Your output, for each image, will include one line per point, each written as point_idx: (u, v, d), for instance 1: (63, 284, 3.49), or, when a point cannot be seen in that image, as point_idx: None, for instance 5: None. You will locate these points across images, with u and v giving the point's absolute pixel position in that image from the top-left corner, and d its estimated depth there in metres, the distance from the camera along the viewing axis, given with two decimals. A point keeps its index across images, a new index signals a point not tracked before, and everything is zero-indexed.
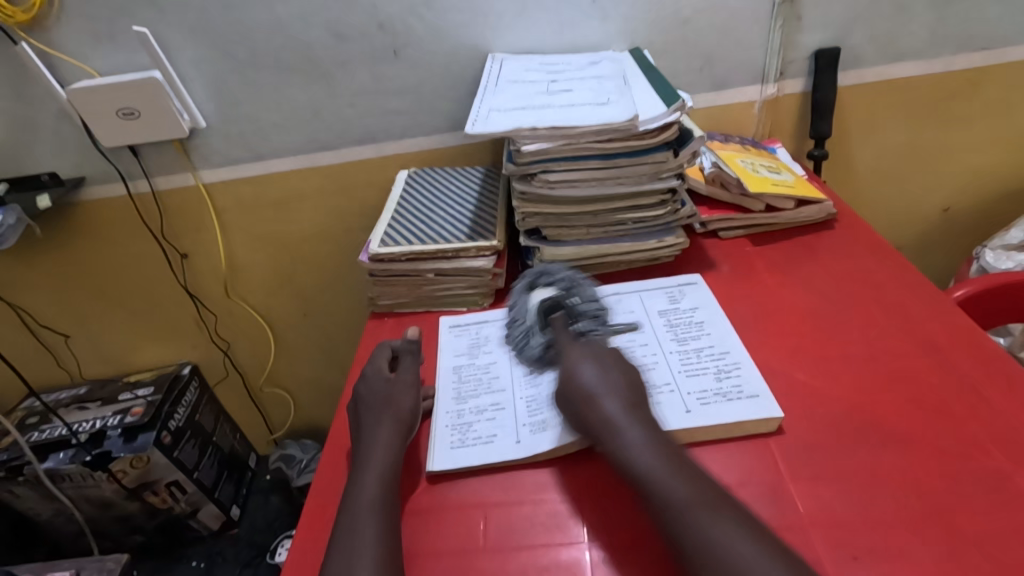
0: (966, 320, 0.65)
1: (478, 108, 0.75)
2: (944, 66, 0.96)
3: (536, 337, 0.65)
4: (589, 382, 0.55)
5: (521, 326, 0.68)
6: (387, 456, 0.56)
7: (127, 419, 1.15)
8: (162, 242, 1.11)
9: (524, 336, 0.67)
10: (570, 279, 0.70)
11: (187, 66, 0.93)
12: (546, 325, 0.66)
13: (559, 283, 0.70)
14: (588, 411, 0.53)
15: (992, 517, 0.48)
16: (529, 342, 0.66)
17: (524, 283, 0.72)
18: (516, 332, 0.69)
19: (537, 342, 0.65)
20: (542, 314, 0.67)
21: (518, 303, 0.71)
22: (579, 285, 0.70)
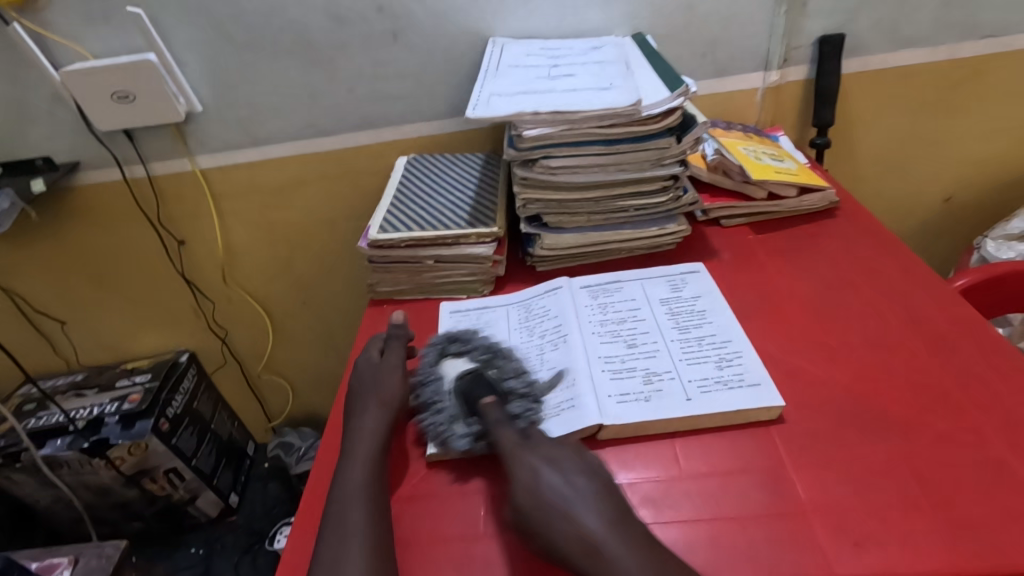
0: (968, 309, 0.65)
1: (479, 93, 0.74)
2: (948, 54, 0.95)
3: (470, 427, 0.56)
4: (557, 491, 0.47)
5: (440, 415, 0.58)
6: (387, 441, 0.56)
7: (125, 406, 1.14)
8: (159, 228, 1.10)
9: (444, 423, 0.57)
10: (487, 349, 0.63)
11: (183, 48, 0.91)
12: (472, 410, 0.56)
13: (478, 352, 0.63)
14: (548, 524, 0.46)
15: (993, 504, 0.48)
16: (450, 434, 0.56)
17: (434, 354, 0.64)
18: (428, 419, 0.58)
19: (460, 431, 0.56)
20: (462, 400, 0.58)
21: (429, 377, 0.62)
22: (495, 355, 0.63)
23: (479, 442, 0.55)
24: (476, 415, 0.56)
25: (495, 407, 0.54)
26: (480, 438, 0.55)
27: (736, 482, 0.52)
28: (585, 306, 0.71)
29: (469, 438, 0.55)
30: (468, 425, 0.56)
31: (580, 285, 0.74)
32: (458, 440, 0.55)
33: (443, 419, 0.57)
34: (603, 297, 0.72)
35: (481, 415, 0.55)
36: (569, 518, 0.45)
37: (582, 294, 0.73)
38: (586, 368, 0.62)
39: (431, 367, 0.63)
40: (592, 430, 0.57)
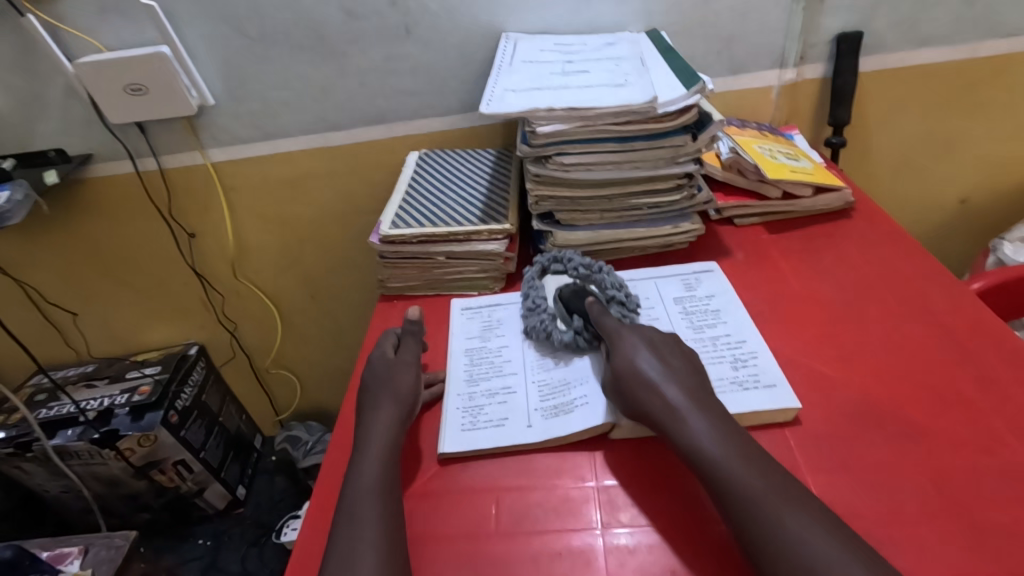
0: (987, 312, 0.64)
1: (493, 88, 0.73)
2: (968, 53, 0.94)
3: (573, 322, 0.64)
4: (676, 401, 0.52)
5: (542, 315, 0.67)
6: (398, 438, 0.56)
7: (135, 397, 1.15)
8: (170, 221, 1.10)
9: (548, 322, 0.66)
10: (586, 267, 0.70)
11: (196, 41, 0.91)
12: (573, 310, 0.65)
13: (579, 269, 0.70)
14: (679, 427, 0.50)
15: (1012, 511, 0.47)
16: (553, 331, 0.65)
17: (535, 270, 0.72)
18: (531, 320, 0.67)
19: (563, 329, 0.65)
20: (565, 302, 0.66)
21: (534, 289, 0.70)
22: (595, 274, 0.70)
23: (584, 335, 0.63)
24: (579, 312, 0.64)
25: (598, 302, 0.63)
26: (583, 331, 0.63)
27: None
28: None
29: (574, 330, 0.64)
30: (571, 324, 0.65)
31: None
32: (563, 334, 0.64)
33: (545, 316, 0.66)
34: None
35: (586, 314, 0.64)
36: (684, 420, 0.51)
37: None
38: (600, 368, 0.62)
39: (535, 276, 0.72)
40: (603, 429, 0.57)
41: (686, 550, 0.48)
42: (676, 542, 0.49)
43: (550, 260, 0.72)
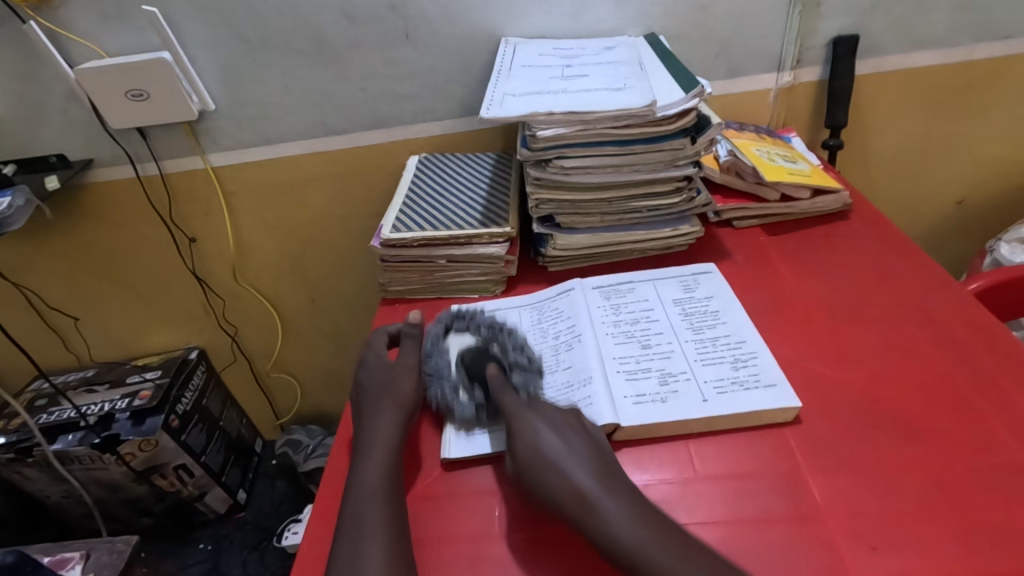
0: (984, 313, 0.64)
1: (492, 93, 0.74)
2: (963, 56, 0.95)
3: (472, 395, 0.60)
4: (551, 452, 0.51)
5: (446, 382, 0.62)
6: (398, 439, 0.56)
7: (136, 402, 1.15)
8: (170, 225, 1.11)
9: (450, 392, 0.61)
10: (489, 327, 0.66)
11: (196, 47, 0.92)
12: (475, 380, 0.61)
13: (481, 330, 0.66)
14: (573, 496, 0.48)
15: (1010, 509, 0.48)
16: (455, 401, 0.60)
17: (438, 328, 0.68)
18: (432, 387, 0.62)
19: (462, 400, 0.60)
20: (467, 366, 0.62)
21: (436, 351, 0.65)
22: (499, 333, 0.65)
23: (482, 411, 0.59)
24: (479, 384, 0.60)
25: (497, 379, 0.58)
26: (484, 404, 0.59)
27: (751, 485, 0.52)
28: (597, 307, 0.71)
29: (474, 400, 0.59)
30: (471, 395, 0.60)
31: (593, 285, 0.74)
32: (463, 406, 0.59)
33: (447, 383, 0.61)
34: (615, 298, 0.72)
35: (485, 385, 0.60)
36: (597, 509, 0.47)
37: (594, 295, 0.73)
38: (601, 369, 0.62)
39: (437, 339, 0.66)
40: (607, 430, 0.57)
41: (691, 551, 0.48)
42: None
43: (452, 320, 0.69)
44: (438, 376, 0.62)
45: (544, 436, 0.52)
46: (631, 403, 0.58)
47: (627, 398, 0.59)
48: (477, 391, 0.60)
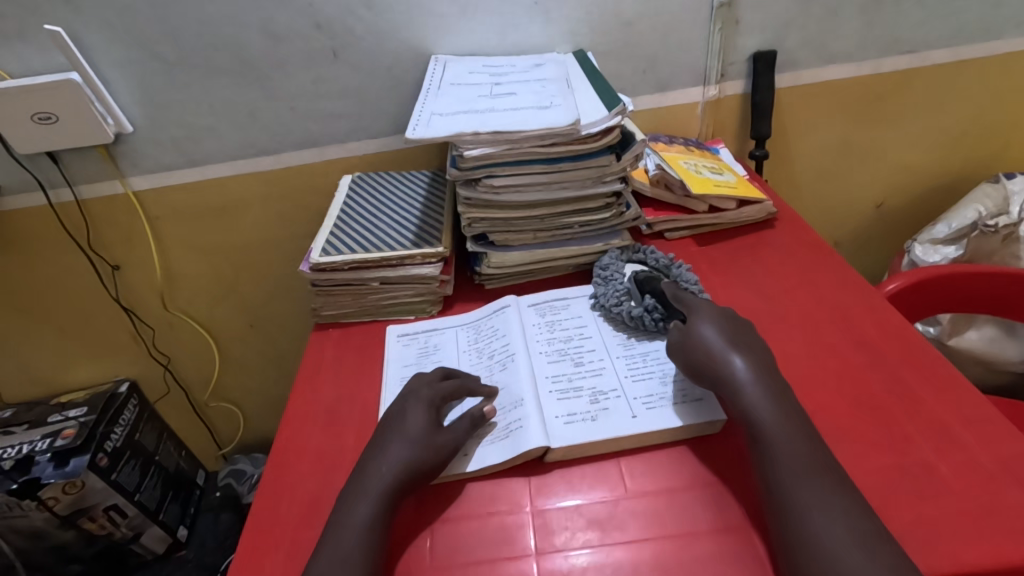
0: (895, 316, 0.68)
1: (419, 112, 0.73)
2: (873, 69, 1.00)
3: (644, 301, 0.66)
4: None
5: (618, 291, 0.70)
6: (397, 476, 0.52)
7: (57, 442, 1.08)
8: (90, 253, 1.05)
9: (620, 297, 0.69)
10: (667, 259, 0.74)
11: (109, 67, 0.88)
12: (646, 291, 0.68)
13: (659, 261, 0.74)
14: None
15: (919, 508, 0.50)
16: (625, 306, 0.67)
17: (620, 254, 0.77)
18: (603, 291, 0.71)
19: (634, 305, 0.67)
20: (638, 281, 0.69)
21: (613, 266, 0.74)
22: (674, 267, 0.73)
23: (653, 314, 0.65)
24: (653, 292, 0.67)
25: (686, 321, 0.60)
26: (654, 309, 0.65)
27: (679, 498, 0.52)
28: (532, 325, 0.70)
29: (647, 310, 0.65)
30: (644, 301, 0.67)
31: (527, 303, 0.74)
32: (634, 307, 0.66)
33: (618, 290, 0.70)
34: (549, 316, 0.72)
35: (658, 294, 0.66)
36: None
37: (529, 313, 0.73)
38: (533, 390, 0.61)
39: (617, 261, 0.75)
40: (538, 453, 0.56)
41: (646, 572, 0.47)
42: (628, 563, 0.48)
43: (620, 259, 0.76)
44: (610, 288, 0.70)
45: (707, 316, 0.59)
46: (562, 423, 0.58)
47: (558, 418, 0.58)
48: (649, 296, 0.67)
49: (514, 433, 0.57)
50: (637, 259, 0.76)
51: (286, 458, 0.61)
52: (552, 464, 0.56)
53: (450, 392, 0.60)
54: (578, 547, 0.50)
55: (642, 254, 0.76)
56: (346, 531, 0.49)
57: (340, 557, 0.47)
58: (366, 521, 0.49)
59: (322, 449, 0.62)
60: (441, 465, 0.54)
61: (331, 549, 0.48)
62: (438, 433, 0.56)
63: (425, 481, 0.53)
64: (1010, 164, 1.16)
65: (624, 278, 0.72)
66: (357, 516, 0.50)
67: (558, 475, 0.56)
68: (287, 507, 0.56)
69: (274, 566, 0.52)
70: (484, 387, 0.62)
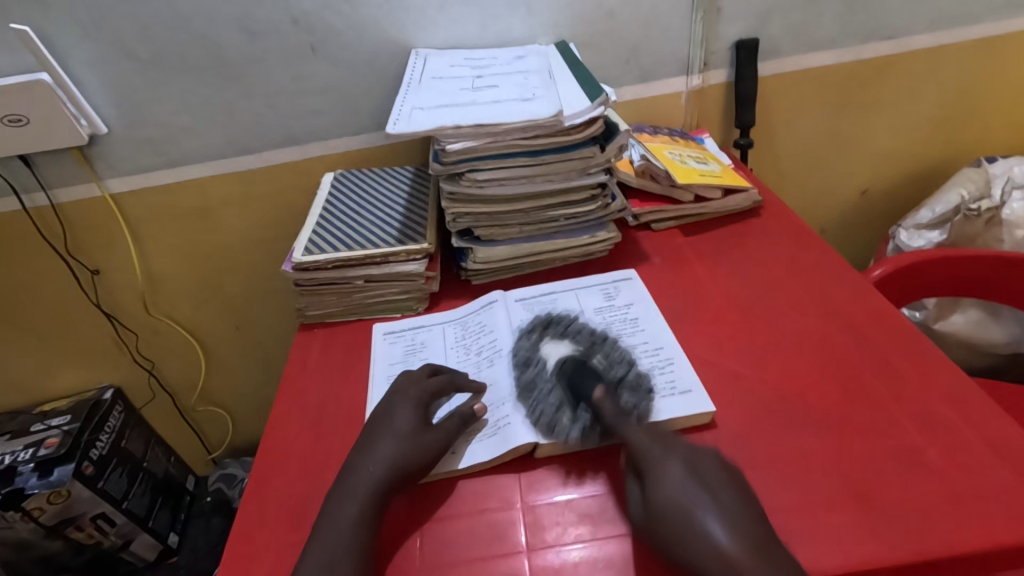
0: (881, 301, 0.68)
1: (400, 107, 0.72)
2: (855, 55, 1.00)
3: (579, 415, 0.55)
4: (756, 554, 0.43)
5: (546, 399, 0.57)
6: (386, 476, 0.51)
7: (41, 451, 1.06)
8: (68, 258, 1.03)
9: (551, 409, 0.56)
10: (589, 334, 0.64)
11: (81, 67, 0.86)
12: (577, 397, 0.56)
13: (581, 337, 0.64)
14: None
15: (909, 491, 0.50)
16: (557, 422, 0.55)
17: (532, 340, 0.64)
18: (527, 402, 0.58)
19: (568, 419, 0.55)
20: (566, 388, 0.57)
21: (532, 362, 0.61)
22: (599, 344, 0.63)
23: (594, 432, 0.54)
24: (586, 402, 0.56)
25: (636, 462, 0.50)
26: (594, 426, 0.54)
27: None
28: (520, 320, 0.70)
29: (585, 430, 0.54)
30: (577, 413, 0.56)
31: (514, 298, 0.73)
32: (569, 428, 0.54)
33: (548, 398, 0.57)
34: (538, 310, 0.71)
35: (592, 406, 0.55)
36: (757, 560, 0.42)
37: (517, 307, 0.72)
38: (522, 385, 0.61)
39: (530, 348, 0.63)
40: (527, 449, 0.55)
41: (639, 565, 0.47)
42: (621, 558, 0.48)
43: (528, 350, 0.63)
44: (537, 397, 0.58)
45: (663, 460, 0.49)
46: None
47: None
48: (583, 410, 0.55)
49: (503, 429, 0.57)
50: (555, 336, 0.65)
51: (272, 461, 0.60)
52: (542, 459, 0.56)
53: (438, 389, 0.59)
54: (569, 543, 0.49)
55: (559, 329, 0.65)
56: (333, 534, 0.48)
57: (328, 560, 0.46)
58: (354, 522, 0.48)
59: (308, 452, 0.61)
60: (429, 465, 0.53)
61: (318, 553, 0.47)
62: (425, 432, 0.55)
63: (413, 480, 0.53)
64: (992, 148, 1.17)
65: (547, 373, 0.60)
66: (345, 517, 0.49)
67: (548, 471, 0.55)
68: (274, 511, 0.56)
69: (262, 571, 0.51)
70: (472, 384, 0.61)
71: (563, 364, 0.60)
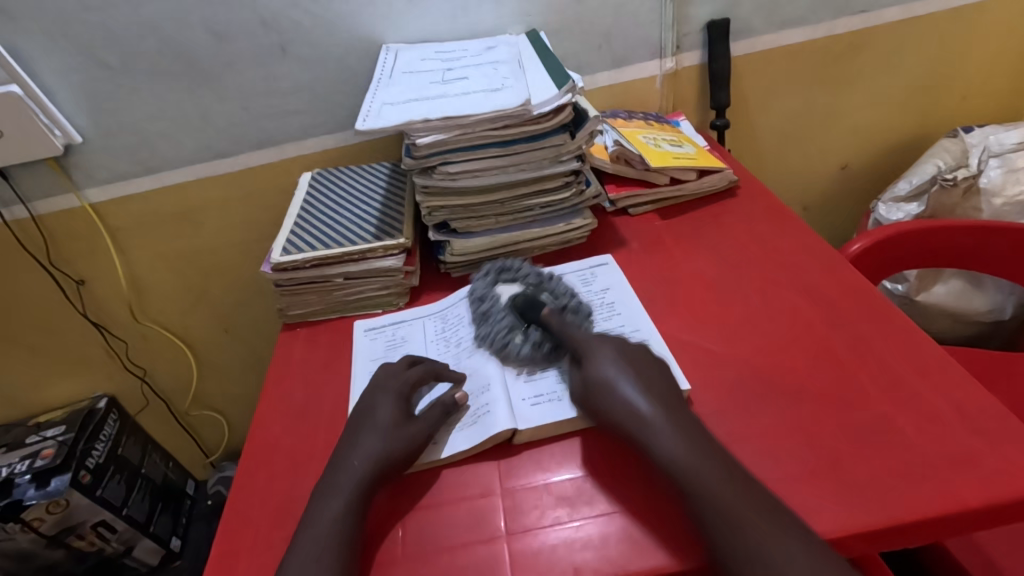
0: (855, 276, 0.68)
1: (370, 103, 0.72)
2: (827, 31, 1.01)
3: (529, 334, 0.62)
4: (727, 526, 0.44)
5: (500, 326, 0.64)
6: (370, 468, 0.52)
7: (37, 462, 1.07)
8: (53, 270, 1.03)
9: (506, 334, 0.63)
10: (538, 275, 0.70)
11: (51, 77, 0.85)
12: (536, 320, 0.63)
13: (530, 278, 0.70)
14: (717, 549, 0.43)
15: (879, 460, 0.51)
16: (511, 342, 0.62)
17: (497, 273, 0.71)
18: (487, 328, 0.65)
19: (521, 340, 0.62)
20: (518, 313, 0.64)
21: (509, 289, 0.69)
22: (547, 282, 0.69)
23: (541, 348, 0.61)
24: (535, 324, 0.62)
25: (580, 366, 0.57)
26: (540, 342, 0.61)
27: (646, 471, 0.52)
28: None
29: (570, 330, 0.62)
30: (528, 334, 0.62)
31: None
32: (520, 345, 0.62)
33: (502, 325, 0.64)
34: None
35: (543, 325, 0.62)
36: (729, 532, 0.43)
37: None
38: (499, 373, 0.62)
39: (504, 283, 0.70)
40: (505, 436, 0.56)
41: (618, 545, 0.48)
42: (600, 538, 0.48)
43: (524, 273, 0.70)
44: (492, 326, 0.64)
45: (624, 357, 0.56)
46: (529, 405, 0.58)
47: (525, 400, 0.58)
48: (532, 330, 0.62)
49: (482, 418, 0.58)
50: (508, 278, 0.70)
51: (258, 460, 0.61)
52: (522, 446, 0.57)
53: (419, 379, 0.60)
54: (549, 525, 0.50)
55: (511, 271, 0.71)
56: (322, 527, 0.49)
57: (310, 554, 0.47)
58: (335, 515, 0.49)
59: (293, 449, 0.61)
60: (412, 456, 0.54)
61: (303, 546, 0.48)
62: (408, 423, 0.56)
63: (398, 471, 0.54)
64: (970, 117, 1.17)
65: (499, 307, 0.66)
66: (328, 510, 0.50)
67: (527, 457, 0.56)
68: (260, 508, 0.56)
69: (248, 567, 0.52)
70: (452, 373, 0.62)
71: (512, 296, 0.67)
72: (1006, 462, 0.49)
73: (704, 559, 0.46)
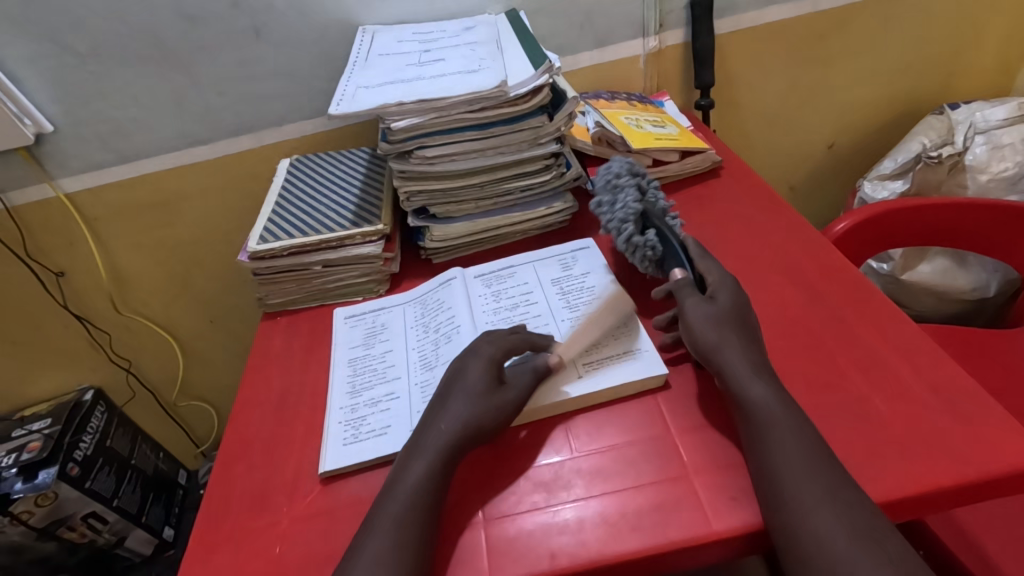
0: (836, 256, 0.68)
1: (345, 86, 0.70)
2: (812, 7, 0.99)
3: (647, 234, 0.64)
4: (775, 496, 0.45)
5: (623, 215, 0.66)
6: (457, 436, 0.52)
7: (23, 456, 1.06)
8: (30, 262, 1.01)
9: (626, 224, 0.65)
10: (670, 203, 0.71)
11: (19, 65, 0.83)
12: (650, 226, 0.66)
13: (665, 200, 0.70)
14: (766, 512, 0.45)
15: (854, 441, 0.51)
16: (627, 230, 0.65)
17: (629, 167, 0.71)
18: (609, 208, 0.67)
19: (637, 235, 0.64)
20: (643, 216, 0.66)
21: (623, 182, 0.69)
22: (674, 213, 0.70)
23: (650, 252, 0.64)
24: (659, 232, 0.64)
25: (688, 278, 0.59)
26: (654, 248, 0.64)
27: (622, 454, 0.53)
28: (478, 296, 0.70)
29: (650, 243, 0.64)
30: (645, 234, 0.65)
31: (473, 274, 0.73)
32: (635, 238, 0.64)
33: (627, 212, 0.66)
34: (496, 285, 0.71)
35: (664, 234, 0.64)
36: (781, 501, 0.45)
37: (475, 284, 0.72)
38: None
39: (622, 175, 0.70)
40: None
41: (596, 532, 0.48)
42: (576, 524, 0.48)
43: (629, 173, 0.71)
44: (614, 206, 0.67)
45: (720, 284, 0.59)
46: None
47: None
48: (651, 234, 0.64)
49: None
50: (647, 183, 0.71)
51: (236, 451, 0.60)
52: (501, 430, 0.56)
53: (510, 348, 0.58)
54: (526, 511, 0.50)
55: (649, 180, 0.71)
56: (395, 501, 0.49)
57: None
58: None
59: (271, 439, 0.61)
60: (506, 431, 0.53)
61: (381, 519, 0.48)
62: (497, 391, 0.55)
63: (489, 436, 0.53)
64: (958, 94, 1.16)
65: (633, 198, 0.67)
66: (399, 484, 0.50)
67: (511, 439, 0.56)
68: (237, 498, 0.56)
69: (225, 557, 0.52)
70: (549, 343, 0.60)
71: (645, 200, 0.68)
72: (979, 441, 0.49)
73: (680, 543, 0.46)
